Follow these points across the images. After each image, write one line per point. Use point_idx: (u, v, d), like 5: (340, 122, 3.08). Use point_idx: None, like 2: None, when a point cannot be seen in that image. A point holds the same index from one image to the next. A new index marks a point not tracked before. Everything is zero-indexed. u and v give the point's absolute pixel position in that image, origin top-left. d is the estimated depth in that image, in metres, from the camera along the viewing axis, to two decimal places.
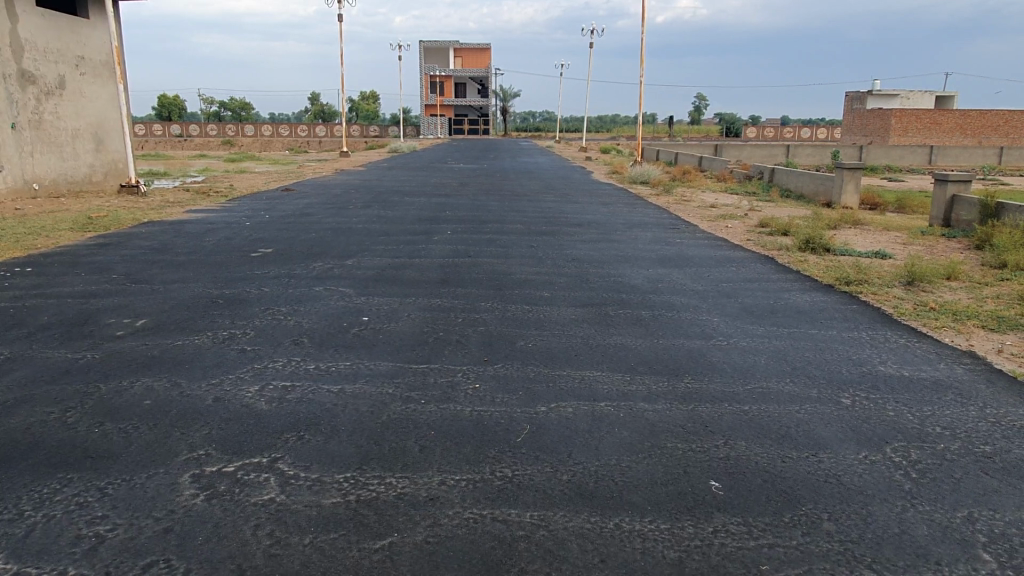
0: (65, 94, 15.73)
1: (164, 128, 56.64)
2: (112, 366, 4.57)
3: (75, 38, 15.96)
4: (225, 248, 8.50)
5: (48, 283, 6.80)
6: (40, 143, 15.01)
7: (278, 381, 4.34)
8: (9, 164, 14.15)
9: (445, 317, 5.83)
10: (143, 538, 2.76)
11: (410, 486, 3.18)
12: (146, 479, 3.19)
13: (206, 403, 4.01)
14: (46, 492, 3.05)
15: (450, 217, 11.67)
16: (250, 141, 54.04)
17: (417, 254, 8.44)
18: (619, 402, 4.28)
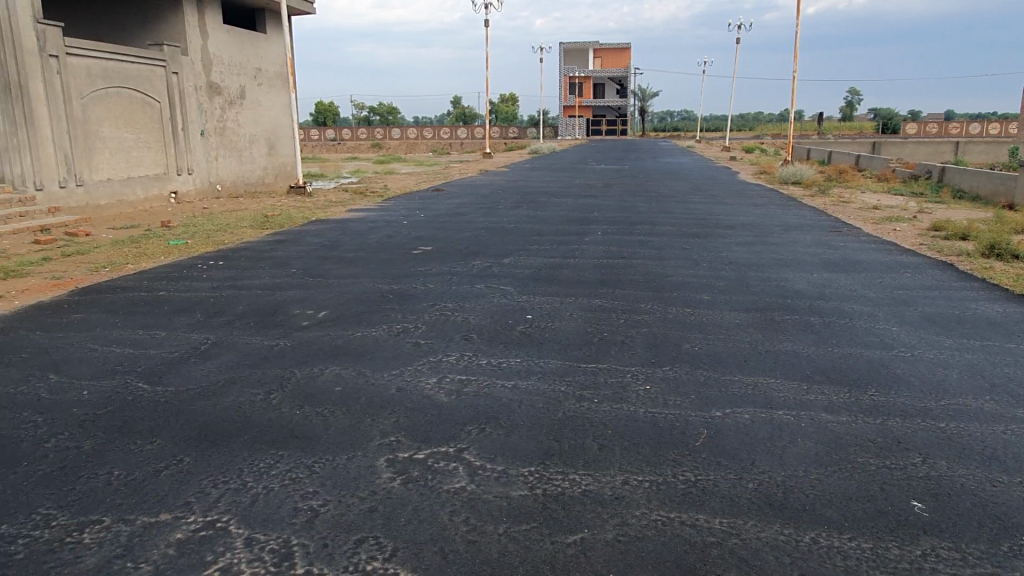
0: (244, 103, 17.18)
1: (320, 134, 60.54)
2: (304, 354, 4.95)
3: (254, 52, 17.45)
4: (389, 246, 8.97)
5: (238, 276, 7.46)
6: (224, 149, 16.48)
7: (455, 374, 4.52)
8: (199, 168, 15.63)
9: (607, 318, 5.83)
10: (352, 515, 2.96)
11: (594, 484, 3.22)
12: (348, 459, 3.43)
13: (391, 391, 4.25)
14: (263, 466, 3.36)
15: (598, 218, 11.66)
16: (397, 143, 56.66)
17: (570, 254, 8.50)
18: (799, 411, 4.11)
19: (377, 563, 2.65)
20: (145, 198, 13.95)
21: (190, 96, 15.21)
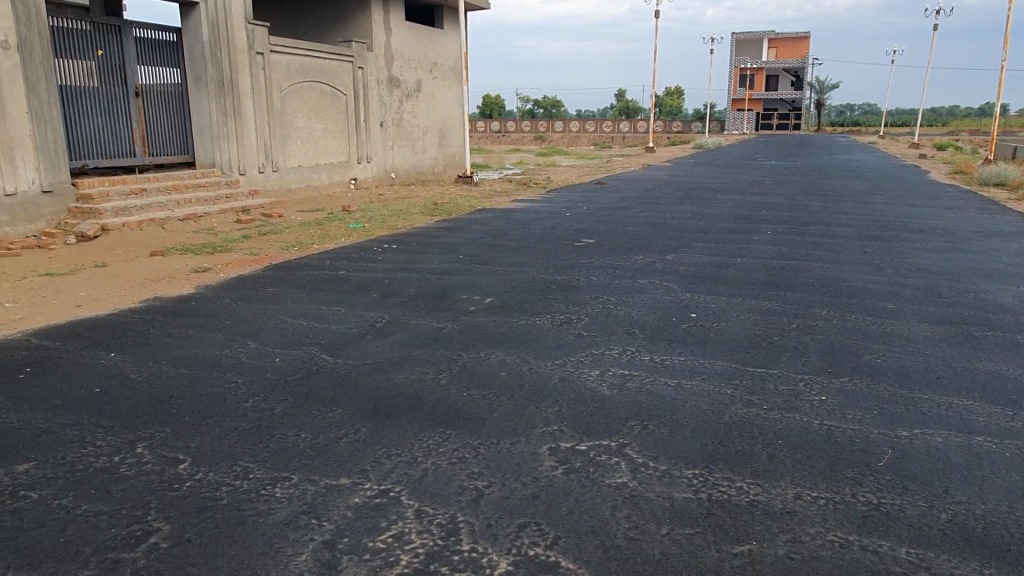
0: (420, 96, 18.02)
1: (485, 126, 62.33)
2: (471, 338, 5.12)
3: (432, 47, 18.24)
4: (552, 237, 9.06)
5: (411, 260, 7.86)
6: (399, 139, 17.41)
7: (617, 368, 4.49)
8: (377, 157, 16.61)
9: (778, 321, 5.54)
10: (515, 499, 3.03)
11: (763, 495, 3.07)
12: (511, 444, 3.51)
13: (553, 381, 4.30)
14: (432, 443, 3.53)
15: (768, 217, 11.10)
16: (559, 135, 57.07)
17: (738, 253, 8.17)
18: (1003, 438, 3.68)
19: (539, 549, 2.69)
20: (329, 184, 15.07)
21: (373, 89, 16.19)
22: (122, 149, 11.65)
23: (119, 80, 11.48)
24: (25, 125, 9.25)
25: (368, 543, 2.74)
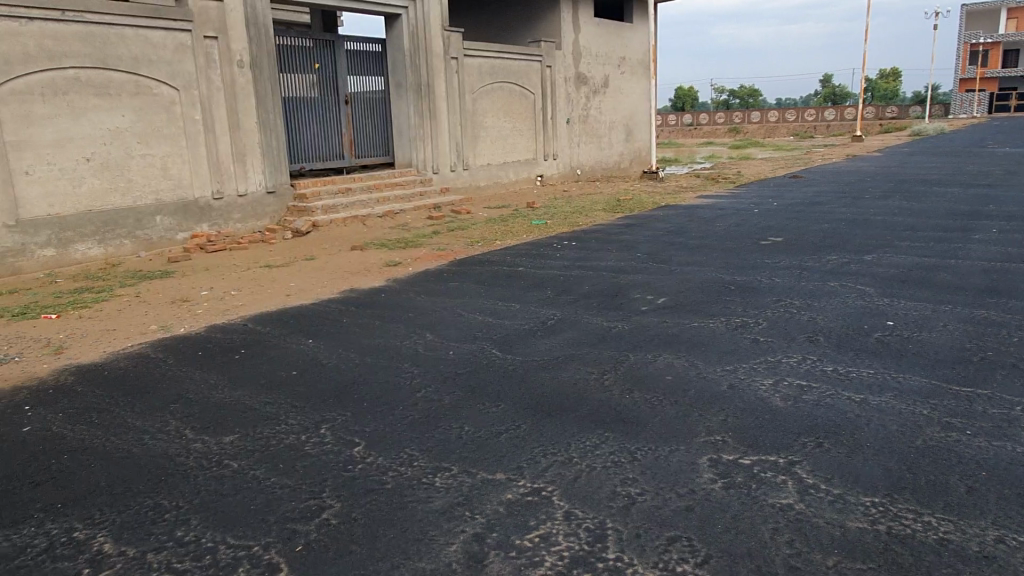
0: (608, 91, 17.96)
1: (677, 119, 60.75)
2: (639, 338, 5.02)
3: (620, 41, 18.11)
4: (736, 234, 8.64)
5: (587, 258, 7.87)
6: (585, 135, 17.48)
7: (793, 378, 4.18)
8: (563, 153, 16.81)
9: (995, 334, 4.86)
10: (668, 510, 2.92)
11: (956, 534, 2.70)
12: (669, 452, 3.39)
13: (722, 388, 4.09)
14: (589, 444, 3.51)
15: (995, 212, 9.75)
16: (756, 126, 54.19)
17: (952, 254, 7.27)
18: None
19: (688, 567, 2.58)
20: (515, 181, 15.51)
21: (560, 87, 16.40)
22: (334, 152, 12.78)
23: (332, 89, 12.61)
24: (257, 133, 10.44)
25: (516, 540, 2.78)
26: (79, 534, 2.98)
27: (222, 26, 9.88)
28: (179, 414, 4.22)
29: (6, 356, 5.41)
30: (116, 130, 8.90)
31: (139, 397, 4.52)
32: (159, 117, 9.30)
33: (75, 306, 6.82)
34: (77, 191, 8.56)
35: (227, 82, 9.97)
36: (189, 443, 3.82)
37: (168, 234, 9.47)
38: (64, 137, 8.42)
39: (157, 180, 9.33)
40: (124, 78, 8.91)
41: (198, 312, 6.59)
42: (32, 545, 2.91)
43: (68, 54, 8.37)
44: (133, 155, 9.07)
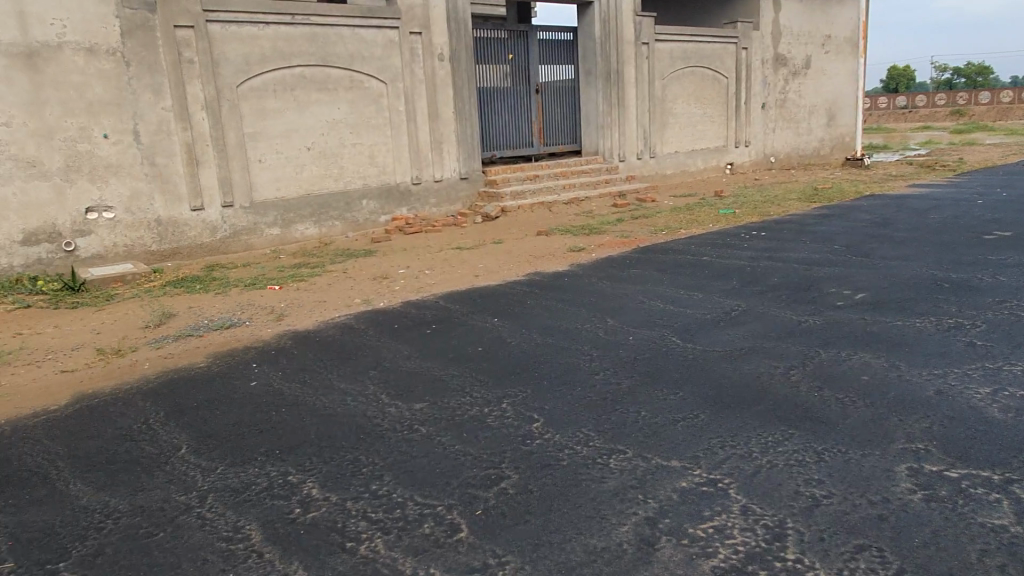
0: (809, 73, 16.82)
1: (888, 101, 55.46)
2: (833, 335, 4.72)
3: (825, 19, 16.88)
4: (953, 227, 7.78)
5: (778, 249, 7.49)
6: (782, 120, 16.53)
7: (1016, 388, 3.72)
8: (756, 140, 16.03)
9: None
10: (857, 517, 2.74)
11: None
12: (861, 456, 3.18)
13: (927, 393, 3.74)
14: (771, 441, 3.38)
15: None
16: (985, 107, 48.10)
17: None
18: None
19: None
20: (703, 169, 15.04)
21: (756, 70, 15.62)
22: (523, 140, 13.14)
23: (524, 79, 12.95)
24: (454, 122, 11.00)
25: (688, 529, 2.76)
26: (292, 478, 3.37)
27: (426, 22, 10.49)
28: (377, 380, 4.61)
29: (239, 320, 6.20)
30: (332, 121, 9.79)
31: (344, 362, 4.99)
32: (368, 109, 10.09)
33: (293, 279, 7.64)
34: (298, 177, 9.54)
35: (428, 74, 10.58)
36: (385, 407, 4.16)
37: (372, 217, 10.29)
38: (289, 129, 9.41)
39: (364, 167, 10.15)
40: (340, 74, 9.76)
41: (395, 288, 7.12)
42: (255, 483, 3.34)
43: (295, 54, 9.32)
44: (345, 144, 9.93)
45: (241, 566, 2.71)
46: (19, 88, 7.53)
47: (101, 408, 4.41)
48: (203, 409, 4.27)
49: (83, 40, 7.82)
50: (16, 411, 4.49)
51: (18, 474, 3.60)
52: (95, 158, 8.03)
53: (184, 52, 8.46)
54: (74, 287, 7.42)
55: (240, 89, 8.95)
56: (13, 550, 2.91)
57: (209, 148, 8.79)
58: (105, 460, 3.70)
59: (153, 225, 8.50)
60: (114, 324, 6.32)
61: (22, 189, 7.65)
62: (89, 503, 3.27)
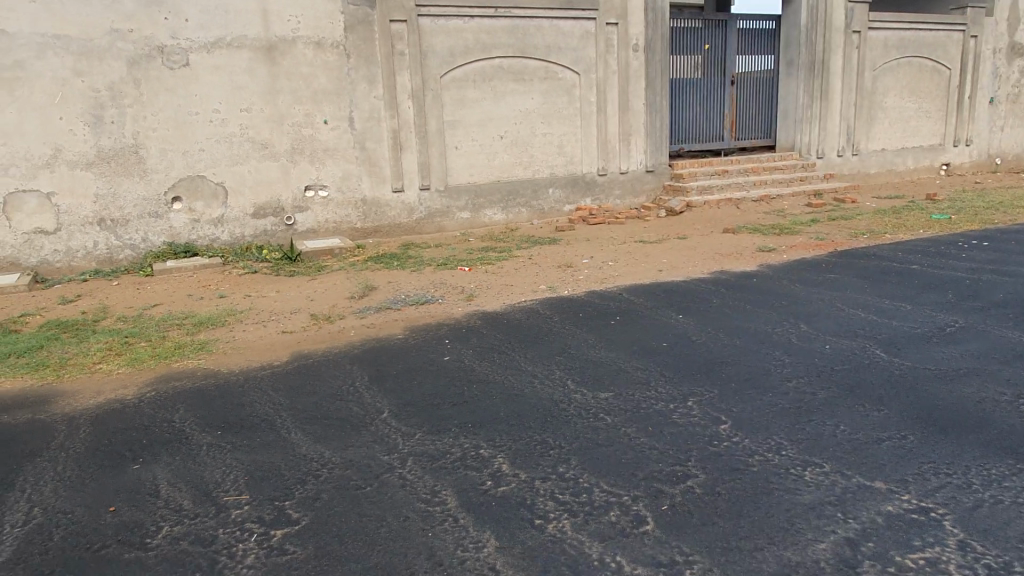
0: None
1: None
2: None
3: None
4: None
5: (1003, 261, 6.73)
6: (1014, 117, 14.73)
7: None
8: (980, 138, 14.40)
9: None
10: None
11: None
12: None
13: None
14: (994, 474, 3.07)
15: None
16: None
17: None
18: None
19: None
20: (914, 169, 13.77)
21: (986, 60, 13.99)
22: (714, 133, 12.72)
23: (719, 70, 12.52)
24: (645, 114, 10.87)
25: (895, 556, 2.58)
26: (483, 452, 3.55)
27: (624, 12, 10.42)
28: (563, 365, 4.72)
29: (434, 297, 6.59)
30: (525, 111, 10.05)
31: (531, 345, 5.16)
32: (561, 100, 10.24)
33: (482, 262, 7.98)
34: (490, 164, 9.92)
35: (623, 65, 10.53)
36: (570, 392, 4.26)
37: (557, 206, 10.46)
38: (485, 118, 9.79)
39: (553, 156, 10.33)
40: (536, 65, 9.99)
41: (579, 277, 7.20)
42: (450, 452, 3.55)
43: (496, 46, 9.66)
44: (536, 134, 10.16)
45: (438, 526, 2.91)
46: (259, 79, 8.46)
47: (316, 368, 4.89)
48: (403, 378, 4.60)
49: (312, 34, 8.62)
50: (247, 363, 5.10)
51: (250, 419, 4.08)
52: (316, 142, 8.85)
53: (397, 45, 9.06)
54: (291, 257, 8.25)
55: (443, 80, 9.44)
56: (249, 484, 3.32)
57: (412, 135, 9.36)
58: (320, 414, 4.10)
59: (360, 204, 9.23)
60: (325, 292, 6.96)
61: (256, 168, 8.62)
62: (307, 452, 3.64)
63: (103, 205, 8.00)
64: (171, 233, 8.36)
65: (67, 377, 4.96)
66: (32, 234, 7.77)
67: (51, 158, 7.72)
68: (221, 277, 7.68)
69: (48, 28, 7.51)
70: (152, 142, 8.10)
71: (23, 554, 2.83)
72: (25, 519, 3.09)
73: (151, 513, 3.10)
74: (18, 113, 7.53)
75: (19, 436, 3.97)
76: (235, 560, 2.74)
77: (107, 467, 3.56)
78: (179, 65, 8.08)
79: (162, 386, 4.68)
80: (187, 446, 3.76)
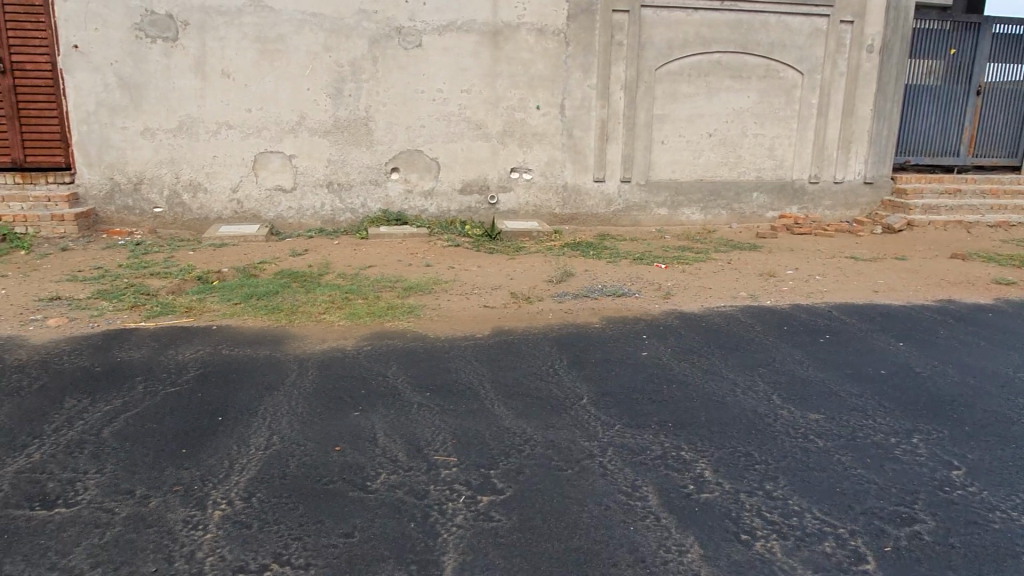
0: None
1: None
2: None
3: None
4: None
5: None
6: None
7: None
8: None
9: None
10: None
11: None
12: None
13: None
14: None
15: None
16: None
17: None
18: None
19: None
20: None
21: None
22: (949, 147, 11.47)
23: (966, 77, 11.23)
24: (872, 121, 10.02)
25: None
26: (685, 454, 3.47)
27: (863, 10, 9.62)
28: (768, 379, 4.47)
29: (630, 291, 6.52)
30: (740, 110, 9.62)
31: (732, 353, 4.95)
32: (778, 100, 9.70)
33: (679, 261, 7.78)
34: (695, 162, 9.63)
35: (854, 67, 9.75)
36: (777, 408, 4.03)
37: (761, 211, 9.96)
38: (696, 114, 9.50)
39: (763, 159, 9.83)
40: (757, 62, 9.52)
41: (783, 289, 6.80)
42: (650, 449, 3.51)
43: (717, 40, 9.32)
44: (748, 134, 9.70)
45: (640, 523, 2.90)
46: (482, 62, 8.80)
47: (515, 346, 5.02)
48: (600, 367, 4.60)
49: (536, 21, 8.80)
50: (452, 332, 5.35)
51: (456, 386, 4.28)
52: (526, 126, 9.07)
53: (616, 35, 9.01)
54: (492, 235, 8.54)
55: (658, 73, 9.27)
56: (456, 447, 3.49)
57: (620, 126, 9.29)
58: (521, 391, 4.21)
59: (560, 191, 9.34)
60: (523, 273, 7.13)
61: (469, 147, 8.99)
62: (510, 425, 3.75)
63: (332, 170, 8.74)
64: (387, 201, 8.95)
65: (297, 322, 5.50)
66: (273, 191, 8.67)
67: (295, 124, 8.54)
68: (427, 247, 8.12)
69: (307, 6, 8.28)
70: (381, 116, 8.71)
71: (266, 475, 3.17)
72: (267, 445, 3.45)
73: (371, 459, 3.35)
74: (275, 82, 8.40)
75: (259, 368, 4.46)
76: (446, 518, 2.89)
77: (332, 410, 3.89)
78: (412, 45, 8.60)
79: (377, 343, 5.05)
80: (401, 402, 4.03)
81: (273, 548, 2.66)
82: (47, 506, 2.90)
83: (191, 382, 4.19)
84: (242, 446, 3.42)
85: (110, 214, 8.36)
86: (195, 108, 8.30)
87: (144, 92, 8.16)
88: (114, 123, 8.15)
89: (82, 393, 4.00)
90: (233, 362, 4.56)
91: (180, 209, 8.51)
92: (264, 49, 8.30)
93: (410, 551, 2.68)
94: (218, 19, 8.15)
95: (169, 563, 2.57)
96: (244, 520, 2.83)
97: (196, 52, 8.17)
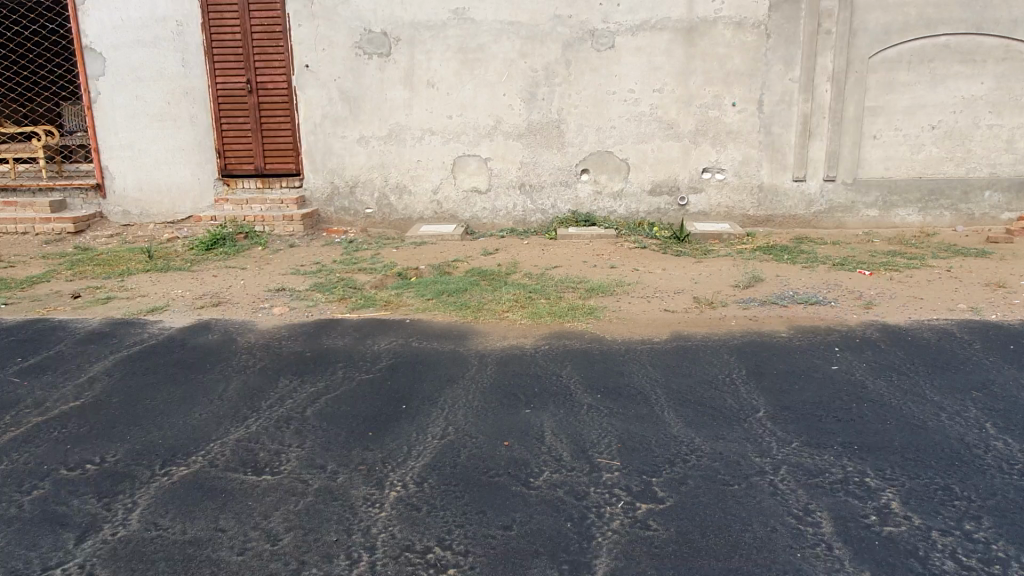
0: None
1: None
2: None
3: None
4: None
5: None
6: None
7: None
8: None
9: None
10: None
11: None
12: None
13: None
14: None
15: None
16: None
17: None
18: None
19: None
20: None
21: None
22: None
23: None
24: None
25: None
26: (870, 481, 3.19)
27: None
28: (982, 405, 3.95)
29: (826, 299, 6.07)
30: (971, 98, 8.53)
31: (941, 373, 4.43)
32: (1020, 85, 8.47)
33: (886, 267, 7.10)
34: (913, 158, 8.70)
35: None
36: (989, 438, 3.56)
37: (995, 212, 8.78)
38: (916, 105, 8.58)
39: (999, 153, 8.65)
40: (995, 43, 8.39)
41: (1013, 301, 5.95)
42: (829, 472, 3.27)
43: (945, 22, 8.33)
44: (981, 125, 8.58)
45: (809, 550, 2.72)
46: (675, 60, 8.62)
47: (693, 352, 4.89)
48: (783, 380, 4.35)
49: (735, 14, 8.43)
50: (629, 335, 5.32)
51: (628, 390, 4.27)
52: (721, 124, 8.74)
53: (823, 23, 8.40)
54: (680, 237, 8.36)
55: (871, 61, 8.49)
56: (621, 451, 3.49)
57: (825, 121, 8.65)
58: (694, 399, 4.10)
59: (756, 191, 8.90)
60: (709, 277, 6.91)
61: (659, 147, 8.86)
62: (679, 433, 3.68)
63: (525, 172, 9.03)
64: (576, 202, 9.08)
65: (482, 318, 5.78)
66: (470, 192, 9.14)
67: (492, 128, 8.94)
68: (614, 249, 8.13)
69: (506, 16, 8.62)
70: (572, 118, 8.86)
71: (438, 463, 3.39)
72: (442, 434, 3.69)
73: (537, 456, 3.45)
74: (474, 89, 8.85)
75: (444, 362, 4.76)
76: (603, 521, 2.91)
77: (505, 405, 4.05)
78: (606, 47, 8.63)
79: (555, 342, 5.16)
80: (571, 402, 4.10)
81: (437, 533, 2.85)
82: (256, 473, 3.33)
83: (384, 371, 4.59)
84: (420, 434, 3.68)
85: (330, 215, 9.31)
86: (403, 117, 8.98)
87: (361, 104, 8.96)
88: (335, 133, 9.05)
89: (294, 375, 4.53)
90: (421, 355, 4.91)
91: (388, 210, 9.26)
92: (465, 59, 8.77)
93: (563, 551, 2.74)
94: (425, 34, 8.75)
95: (348, 535, 2.85)
96: (415, 503, 3.05)
97: (405, 64, 8.84)
